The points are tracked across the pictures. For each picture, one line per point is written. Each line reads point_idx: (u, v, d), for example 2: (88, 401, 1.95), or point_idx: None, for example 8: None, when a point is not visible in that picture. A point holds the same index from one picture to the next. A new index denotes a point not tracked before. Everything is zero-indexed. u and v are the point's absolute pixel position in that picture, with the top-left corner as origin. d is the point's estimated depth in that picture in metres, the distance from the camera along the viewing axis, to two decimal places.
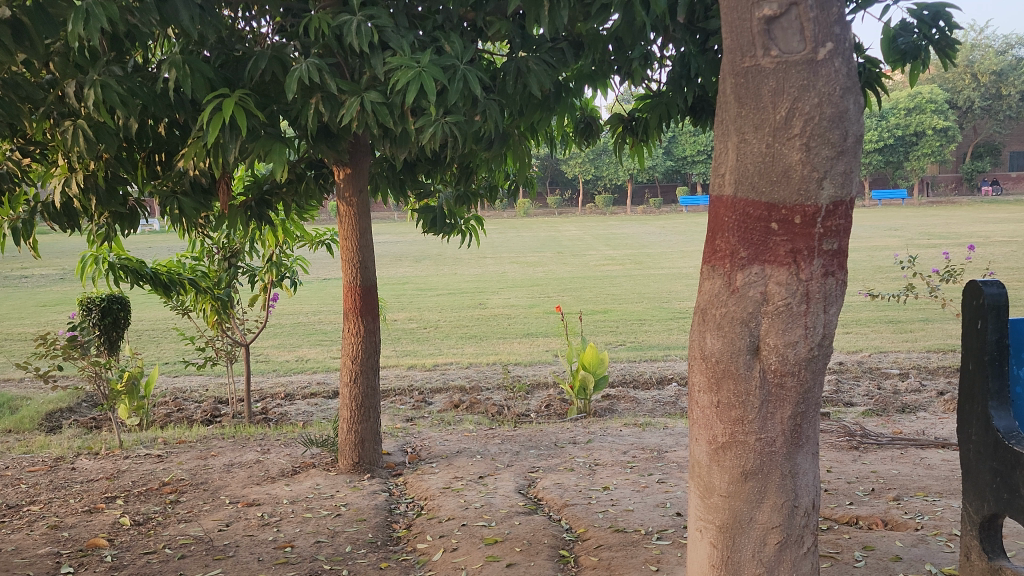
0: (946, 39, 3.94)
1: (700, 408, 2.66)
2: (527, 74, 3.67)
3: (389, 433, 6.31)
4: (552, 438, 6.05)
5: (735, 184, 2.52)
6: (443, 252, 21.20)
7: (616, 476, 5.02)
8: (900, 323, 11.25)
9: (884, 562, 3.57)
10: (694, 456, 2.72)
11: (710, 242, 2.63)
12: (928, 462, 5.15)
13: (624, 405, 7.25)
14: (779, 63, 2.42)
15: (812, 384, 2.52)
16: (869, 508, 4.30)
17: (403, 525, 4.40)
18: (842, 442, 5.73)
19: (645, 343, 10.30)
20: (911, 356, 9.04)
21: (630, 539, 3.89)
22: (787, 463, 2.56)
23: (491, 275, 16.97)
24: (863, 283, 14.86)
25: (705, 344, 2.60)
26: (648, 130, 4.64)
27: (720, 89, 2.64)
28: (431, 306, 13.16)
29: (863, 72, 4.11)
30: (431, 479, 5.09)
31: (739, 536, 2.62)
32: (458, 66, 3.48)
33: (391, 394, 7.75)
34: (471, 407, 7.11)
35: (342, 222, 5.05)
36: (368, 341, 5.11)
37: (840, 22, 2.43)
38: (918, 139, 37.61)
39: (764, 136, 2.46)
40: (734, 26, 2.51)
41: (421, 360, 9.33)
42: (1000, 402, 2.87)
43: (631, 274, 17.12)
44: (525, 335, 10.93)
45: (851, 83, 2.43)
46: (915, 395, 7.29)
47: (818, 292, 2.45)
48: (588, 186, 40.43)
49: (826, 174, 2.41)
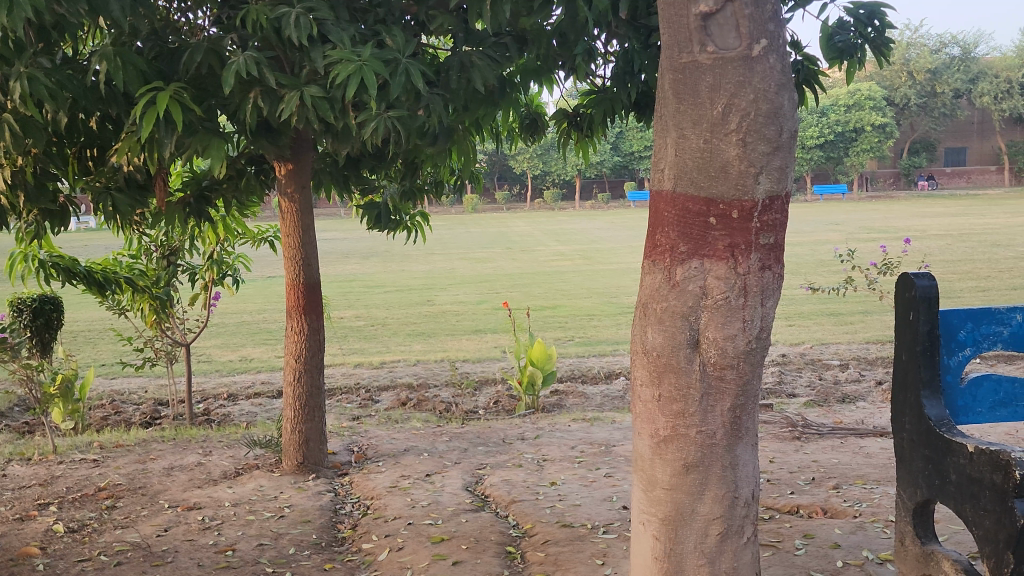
0: (880, 38, 4.03)
1: (641, 402, 2.66)
2: (471, 70, 3.64)
3: (335, 432, 6.22)
4: (500, 435, 6.03)
5: (674, 180, 2.53)
6: (391, 249, 21.04)
7: (563, 471, 5.03)
8: (840, 315, 11.52)
9: (824, 550, 3.64)
10: (637, 450, 2.72)
11: (650, 237, 2.64)
12: (867, 451, 5.28)
13: (572, 400, 7.27)
14: (716, 59, 2.44)
15: (751, 376, 2.55)
16: (810, 496, 4.38)
17: (348, 525, 4.34)
18: (785, 433, 5.83)
19: (594, 338, 10.35)
20: (851, 348, 9.25)
21: (577, 534, 3.90)
22: (727, 455, 2.59)
23: (440, 272, 16.93)
24: (805, 276, 15.20)
25: (646, 339, 2.61)
26: (593, 126, 4.63)
27: (658, 84, 2.65)
28: (379, 303, 13.06)
29: (801, 69, 4.18)
30: (378, 478, 5.03)
31: (682, 528, 2.64)
32: (400, 60, 3.44)
33: (338, 393, 7.64)
34: (419, 405, 7.06)
35: (283, 218, 4.96)
36: (313, 341, 5.04)
37: (774, 19, 2.46)
38: (857, 135, 38.59)
39: (702, 132, 2.48)
40: (671, 22, 2.51)
41: (369, 358, 9.24)
42: (932, 391, 2.95)
43: (580, 269, 17.21)
44: (473, 331, 10.90)
45: (785, 79, 2.47)
46: (855, 385, 7.47)
47: (755, 286, 2.48)
48: (537, 182, 40.54)
49: (762, 169, 2.44)
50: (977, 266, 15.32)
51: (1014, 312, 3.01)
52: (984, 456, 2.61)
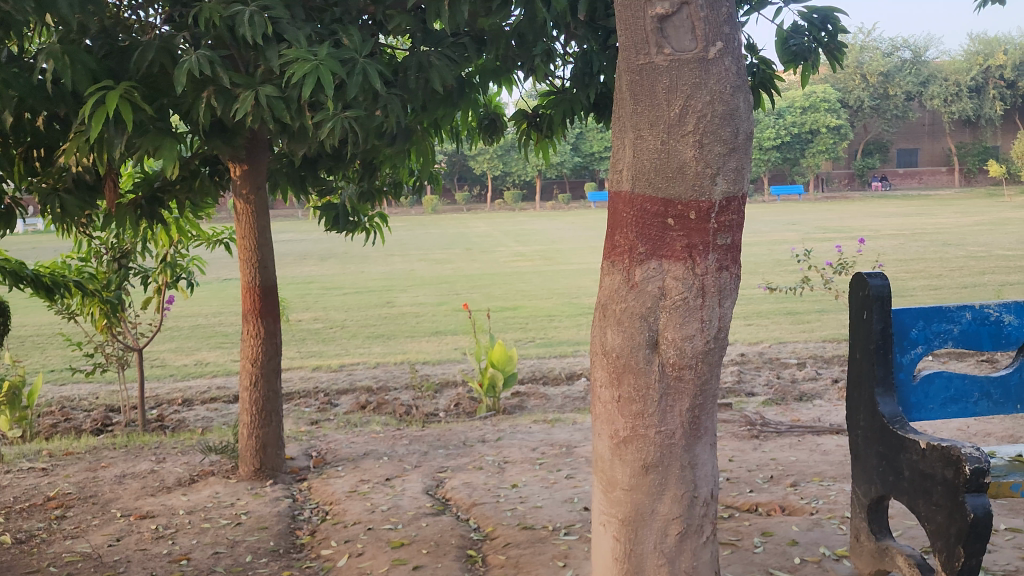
0: (834, 42, 4.09)
1: (601, 403, 2.65)
2: (429, 70, 3.61)
3: (293, 437, 6.14)
4: (461, 437, 6.00)
5: (632, 180, 2.53)
6: (350, 251, 20.84)
7: (524, 473, 5.02)
8: (797, 314, 11.67)
9: (782, 547, 3.68)
10: (597, 451, 2.72)
11: (609, 238, 2.63)
12: (824, 448, 5.35)
13: (533, 402, 7.26)
14: (672, 61, 2.45)
15: (709, 376, 2.56)
16: (768, 494, 4.42)
17: (307, 531, 4.28)
18: (744, 431, 5.88)
19: (555, 339, 10.36)
20: (808, 346, 9.39)
21: (538, 536, 3.89)
22: (686, 454, 2.59)
23: (399, 273, 16.82)
24: (762, 275, 15.39)
25: (606, 339, 2.61)
26: (552, 126, 4.60)
27: (615, 86, 2.64)
28: (338, 306, 12.92)
29: (756, 72, 4.22)
30: (337, 483, 4.97)
31: (642, 528, 2.64)
32: (357, 59, 3.39)
33: (296, 397, 7.54)
34: (378, 408, 7.00)
35: (239, 220, 4.88)
36: (270, 344, 4.96)
37: (729, 22, 2.48)
38: (813, 137, 39.24)
39: (659, 134, 2.48)
40: (627, 24, 2.51)
41: (328, 361, 9.13)
42: (886, 389, 2.99)
43: (541, 270, 17.23)
44: (434, 333, 10.84)
45: (740, 81, 2.48)
46: (811, 383, 7.57)
47: (713, 287, 2.49)
48: (497, 183, 40.51)
49: (719, 170, 2.45)
50: (928, 265, 15.64)
51: (963, 309, 3.07)
52: (936, 452, 2.65)
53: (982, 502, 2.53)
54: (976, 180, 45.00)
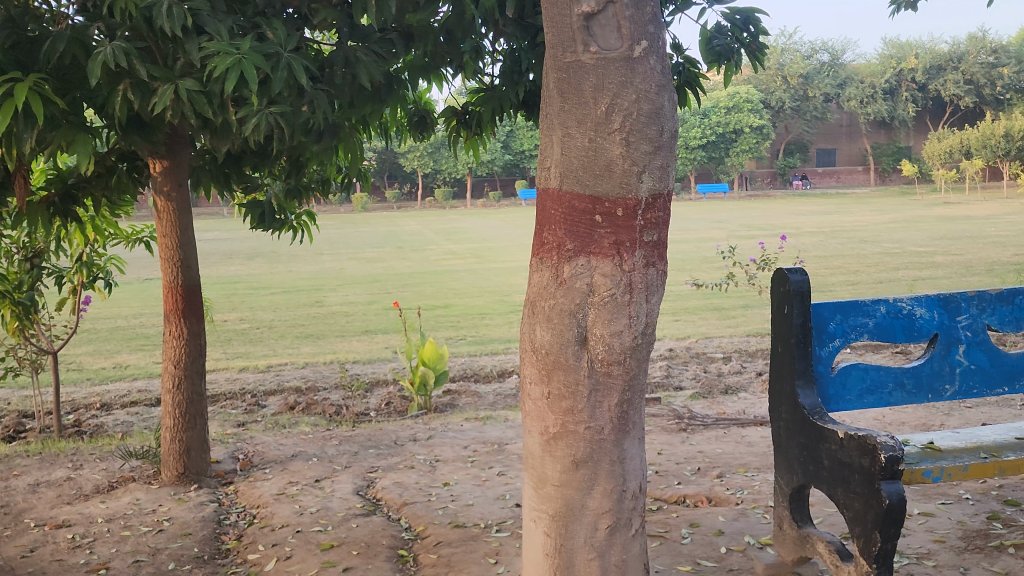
0: (756, 43, 4.17)
1: (531, 400, 2.66)
2: (356, 65, 3.55)
3: (219, 440, 5.99)
4: (392, 437, 5.94)
5: (561, 177, 2.54)
6: (277, 250, 20.43)
7: (456, 471, 5.00)
8: (723, 310, 11.93)
9: (708, 537, 3.76)
10: (527, 448, 2.73)
11: (537, 235, 2.64)
12: (749, 440, 5.49)
13: (465, 400, 7.24)
14: (598, 59, 2.47)
15: (638, 372, 2.59)
16: (695, 486, 4.50)
17: (233, 536, 4.18)
18: (672, 425, 5.99)
19: (486, 337, 10.36)
20: (733, 340, 9.61)
21: (470, 534, 3.89)
22: (615, 449, 2.63)
23: (328, 272, 16.57)
24: (689, 272, 15.68)
25: (535, 336, 2.61)
26: (482, 124, 4.58)
27: (543, 83, 2.65)
28: (265, 305, 12.66)
29: (682, 72, 4.27)
30: (265, 486, 4.87)
31: (572, 523, 2.66)
32: (282, 54, 3.32)
33: (221, 399, 7.36)
34: (307, 409, 6.88)
35: (160, 218, 4.73)
36: (193, 345, 4.83)
37: (653, 21, 2.51)
38: (737, 136, 40.24)
39: (587, 131, 2.50)
40: (555, 21, 2.52)
41: (255, 362, 8.93)
42: (806, 381, 3.08)
43: (472, 268, 17.21)
44: (364, 332, 10.71)
45: (665, 80, 2.52)
46: (737, 376, 7.75)
47: (640, 283, 2.53)
48: (427, 180, 40.26)
49: (645, 168, 2.49)
50: (846, 261, 16.21)
51: (877, 304, 3.18)
52: (854, 441, 2.75)
53: (896, 488, 2.63)
54: (890, 179, 46.81)
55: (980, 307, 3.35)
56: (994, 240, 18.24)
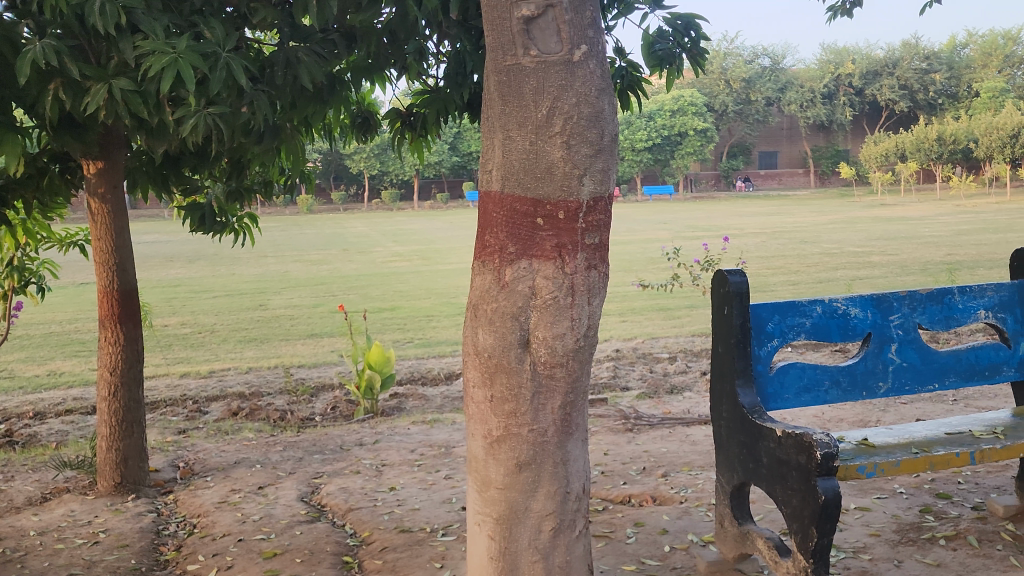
0: (697, 47, 4.23)
1: (474, 403, 2.66)
2: (297, 66, 3.50)
3: (158, 448, 5.85)
4: (337, 441, 5.88)
5: (502, 180, 2.55)
6: (219, 252, 20.05)
7: (402, 475, 4.97)
8: (668, 310, 12.07)
9: (652, 536, 3.80)
10: (470, 451, 2.72)
11: (479, 238, 2.64)
12: (693, 438, 5.57)
13: (412, 403, 7.20)
14: (538, 62, 2.48)
15: (580, 374, 2.60)
16: (641, 485, 4.55)
17: (172, 547, 4.08)
18: (618, 425, 6.04)
19: (433, 339, 10.32)
20: (679, 341, 9.73)
21: (416, 538, 3.87)
22: (559, 451, 2.63)
23: (272, 275, 16.32)
24: (635, 273, 15.83)
25: (478, 339, 2.61)
26: (426, 125, 4.54)
27: (484, 86, 2.65)
28: (207, 309, 12.42)
29: (625, 76, 4.26)
30: (206, 494, 4.77)
31: (516, 526, 2.66)
32: (220, 54, 3.25)
33: (161, 405, 7.19)
34: (251, 414, 6.75)
35: (94, 221, 4.60)
36: (130, 352, 4.72)
37: (593, 26, 2.53)
38: (681, 139, 40.83)
39: (528, 134, 2.51)
40: (494, 24, 2.52)
41: (196, 367, 8.75)
42: (746, 380, 3.13)
43: (419, 270, 17.11)
44: (309, 335, 10.58)
45: (605, 84, 2.54)
46: (682, 376, 7.85)
47: (582, 285, 2.54)
48: (373, 182, 39.98)
49: (586, 171, 2.50)
50: (788, 261, 16.55)
51: (814, 304, 3.26)
52: (791, 439, 2.80)
53: (832, 484, 2.70)
54: (830, 181, 47.92)
55: (911, 306, 3.46)
56: (927, 240, 18.85)
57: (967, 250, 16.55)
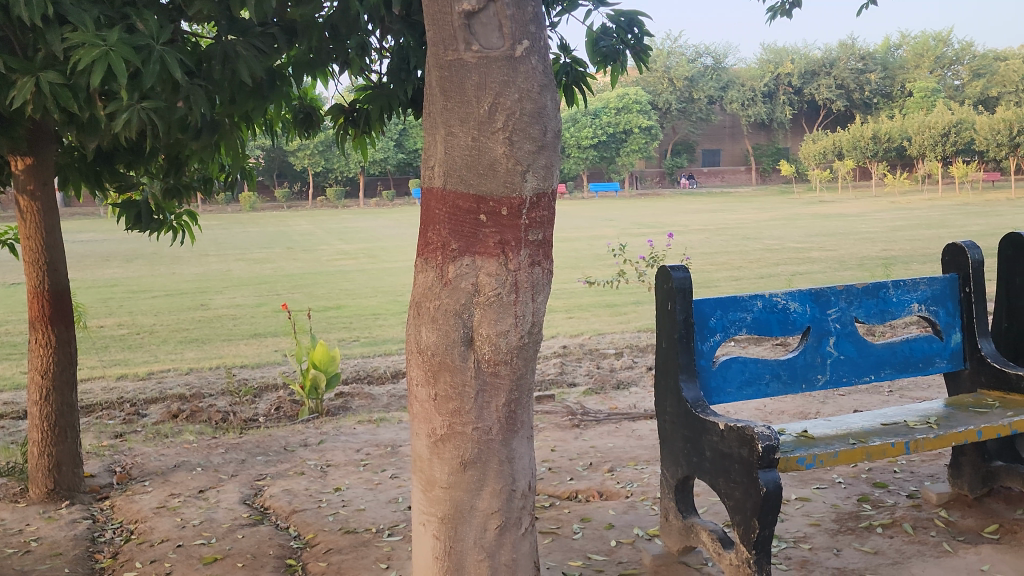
0: (640, 44, 4.25)
1: (418, 402, 2.63)
2: (235, 60, 3.40)
3: (94, 452, 5.68)
4: (282, 442, 5.78)
5: (444, 176, 2.53)
6: (158, 251, 19.56)
7: (348, 476, 4.91)
8: (614, 306, 12.18)
9: (599, 531, 3.82)
10: (415, 450, 2.69)
11: (422, 235, 2.62)
12: (638, 433, 5.62)
13: (358, 402, 7.11)
14: (480, 57, 2.46)
15: (524, 371, 2.59)
16: (587, 481, 4.57)
17: (108, 554, 3.96)
18: (565, 421, 6.06)
19: (379, 338, 10.22)
20: (625, 336, 9.82)
21: (361, 539, 3.82)
22: (503, 449, 2.62)
23: (213, 274, 15.99)
24: (582, 270, 15.93)
25: (421, 337, 2.59)
26: (370, 122, 4.46)
27: (426, 82, 2.63)
28: (146, 309, 12.10)
29: (570, 72, 4.20)
30: (144, 500, 4.64)
31: (461, 525, 2.65)
32: (154, 47, 3.15)
33: (97, 409, 6.98)
34: (192, 416, 6.60)
35: (23, 219, 4.44)
36: (64, 355, 4.57)
37: (535, 21, 2.52)
38: (626, 137, 41.14)
39: (470, 130, 2.49)
40: (435, 18, 2.49)
41: (134, 369, 8.52)
42: (689, 375, 3.17)
43: (365, 268, 16.93)
44: (252, 336, 10.39)
45: (547, 80, 2.53)
46: (628, 371, 7.91)
47: (525, 282, 2.53)
48: (318, 179, 39.42)
49: (528, 167, 2.49)
50: (731, 257, 16.81)
51: (754, 299, 3.31)
52: (733, 432, 2.84)
53: (773, 477, 2.75)
54: (771, 178, 48.87)
55: (848, 300, 3.54)
56: (864, 236, 19.40)
57: (901, 246, 17.10)
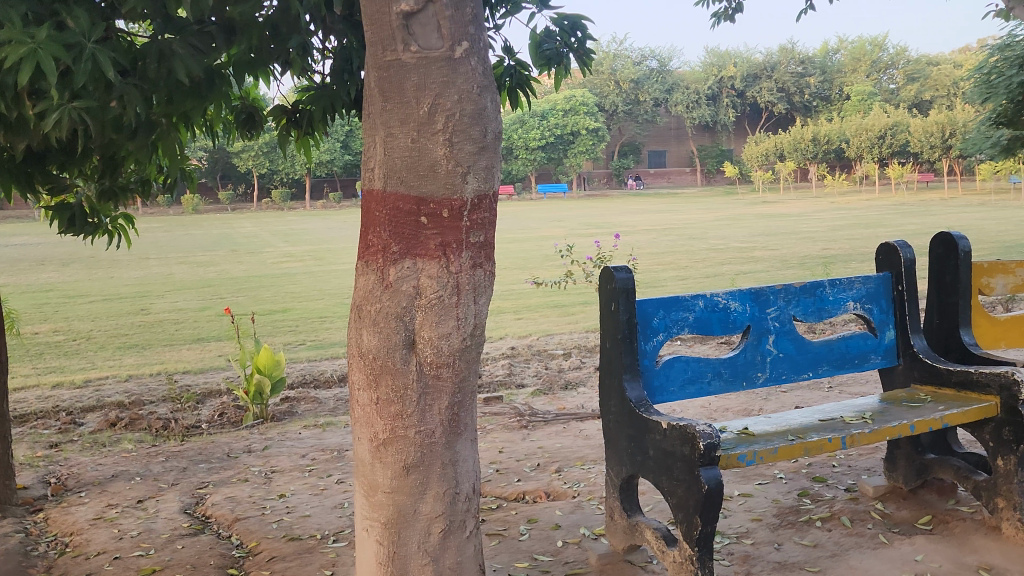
0: (583, 48, 4.27)
1: (360, 406, 2.61)
2: (171, 59, 3.31)
3: (28, 463, 5.50)
4: (225, 449, 5.68)
5: (384, 179, 2.51)
6: (95, 255, 19.03)
7: (293, 482, 4.84)
8: (562, 307, 12.24)
9: (545, 532, 3.83)
10: (357, 455, 2.67)
11: (362, 238, 2.60)
12: (586, 433, 5.65)
13: (304, 406, 7.02)
14: (419, 58, 2.44)
15: (467, 373, 2.59)
16: (534, 482, 4.58)
17: (41, 568, 3.83)
18: (513, 422, 6.06)
19: (326, 341, 10.11)
20: (573, 337, 9.87)
21: (305, 546, 3.77)
22: (447, 452, 2.61)
23: (154, 278, 15.63)
24: (530, 271, 15.98)
25: (362, 341, 2.56)
26: (313, 123, 4.38)
27: (366, 83, 2.60)
28: (83, 314, 11.76)
29: (514, 75, 4.17)
30: (80, 511, 4.50)
31: (405, 530, 2.63)
32: (85, 45, 3.06)
33: (31, 419, 6.76)
34: (131, 424, 6.43)
35: None
36: None
37: (474, 22, 2.51)
38: (574, 138, 41.42)
39: (410, 131, 2.47)
40: (373, 19, 2.47)
41: (70, 376, 8.28)
42: (633, 375, 3.19)
43: (311, 271, 16.73)
44: (195, 340, 10.19)
45: (488, 81, 2.52)
46: (576, 371, 7.96)
47: (467, 284, 2.52)
48: (262, 181, 38.80)
49: (469, 169, 2.48)
50: (677, 257, 17.04)
51: (696, 299, 3.35)
52: (675, 431, 2.88)
53: (714, 474, 2.78)
54: (716, 179, 49.62)
55: (787, 299, 3.61)
56: (805, 235, 19.87)
57: (841, 244, 17.55)
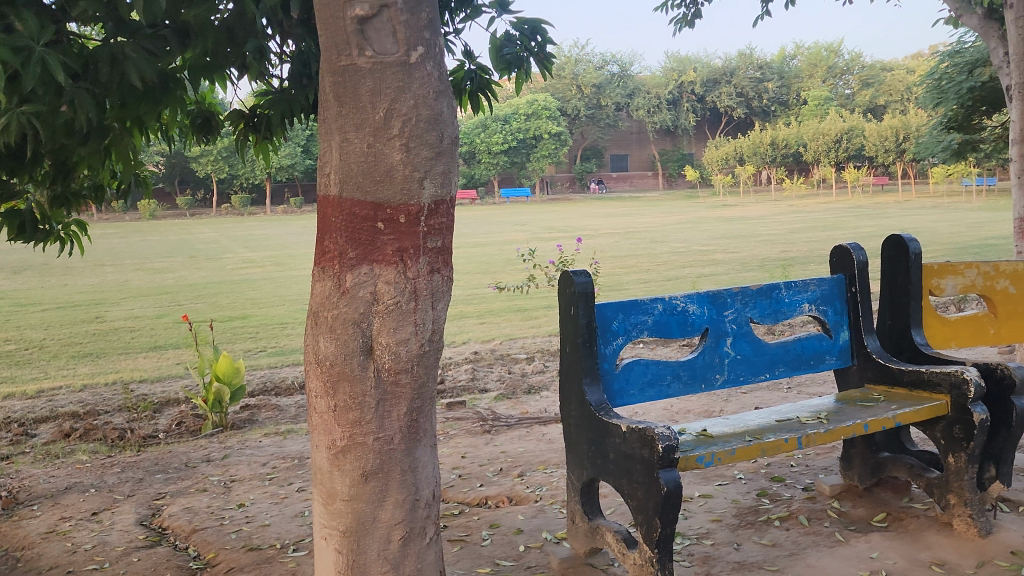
0: (543, 51, 4.27)
1: (317, 414, 2.58)
2: (123, 63, 3.25)
3: None
4: (182, 459, 5.58)
5: (340, 184, 2.49)
6: (48, 262, 18.60)
7: (252, 491, 4.77)
8: (525, 311, 12.26)
9: (507, 537, 3.82)
10: (315, 463, 2.64)
11: (318, 243, 2.57)
12: (549, 437, 5.66)
13: (264, 414, 6.93)
14: (374, 63, 2.42)
15: (425, 379, 2.58)
16: (497, 487, 4.57)
17: None
18: (476, 427, 6.05)
19: (286, 348, 10.00)
20: (536, 341, 9.89)
21: (264, 556, 3.72)
22: (405, 458, 2.60)
23: (110, 285, 15.33)
24: (493, 275, 15.97)
25: (319, 348, 2.54)
26: (271, 127, 4.33)
27: (320, 87, 2.57)
28: (35, 323, 11.50)
29: (474, 79, 4.17)
30: (31, 525, 4.40)
31: (364, 538, 2.60)
32: (34, 48, 2.99)
33: None
34: (86, 435, 6.30)
35: None
36: None
37: (429, 27, 2.50)
38: (536, 142, 41.55)
39: (365, 136, 2.45)
40: (327, 23, 2.44)
41: (22, 386, 8.08)
42: (593, 378, 3.21)
43: (271, 277, 16.54)
44: (152, 348, 10.01)
45: (443, 86, 2.52)
46: (539, 376, 7.97)
47: (425, 289, 2.52)
48: (222, 186, 38.29)
49: (426, 174, 2.48)
50: (640, 260, 17.16)
51: (655, 302, 3.38)
52: (634, 433, 2.89)
53: (673, 476, 2.80)
54: (678, 182, 50.06)
55: (743, 301, 3.65)
56: (764, 238, 20.15)
57: (799, 246, 17.82)
